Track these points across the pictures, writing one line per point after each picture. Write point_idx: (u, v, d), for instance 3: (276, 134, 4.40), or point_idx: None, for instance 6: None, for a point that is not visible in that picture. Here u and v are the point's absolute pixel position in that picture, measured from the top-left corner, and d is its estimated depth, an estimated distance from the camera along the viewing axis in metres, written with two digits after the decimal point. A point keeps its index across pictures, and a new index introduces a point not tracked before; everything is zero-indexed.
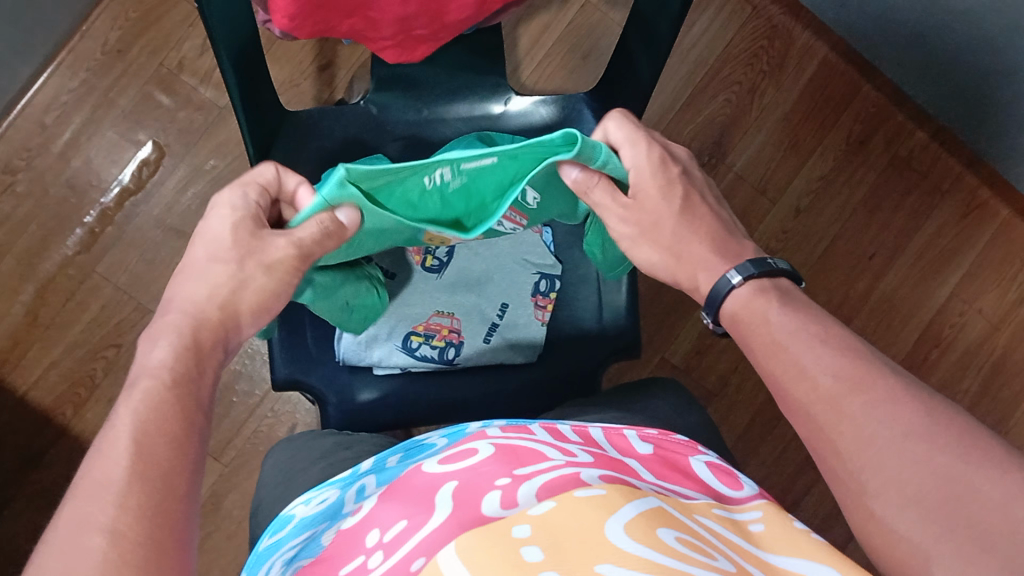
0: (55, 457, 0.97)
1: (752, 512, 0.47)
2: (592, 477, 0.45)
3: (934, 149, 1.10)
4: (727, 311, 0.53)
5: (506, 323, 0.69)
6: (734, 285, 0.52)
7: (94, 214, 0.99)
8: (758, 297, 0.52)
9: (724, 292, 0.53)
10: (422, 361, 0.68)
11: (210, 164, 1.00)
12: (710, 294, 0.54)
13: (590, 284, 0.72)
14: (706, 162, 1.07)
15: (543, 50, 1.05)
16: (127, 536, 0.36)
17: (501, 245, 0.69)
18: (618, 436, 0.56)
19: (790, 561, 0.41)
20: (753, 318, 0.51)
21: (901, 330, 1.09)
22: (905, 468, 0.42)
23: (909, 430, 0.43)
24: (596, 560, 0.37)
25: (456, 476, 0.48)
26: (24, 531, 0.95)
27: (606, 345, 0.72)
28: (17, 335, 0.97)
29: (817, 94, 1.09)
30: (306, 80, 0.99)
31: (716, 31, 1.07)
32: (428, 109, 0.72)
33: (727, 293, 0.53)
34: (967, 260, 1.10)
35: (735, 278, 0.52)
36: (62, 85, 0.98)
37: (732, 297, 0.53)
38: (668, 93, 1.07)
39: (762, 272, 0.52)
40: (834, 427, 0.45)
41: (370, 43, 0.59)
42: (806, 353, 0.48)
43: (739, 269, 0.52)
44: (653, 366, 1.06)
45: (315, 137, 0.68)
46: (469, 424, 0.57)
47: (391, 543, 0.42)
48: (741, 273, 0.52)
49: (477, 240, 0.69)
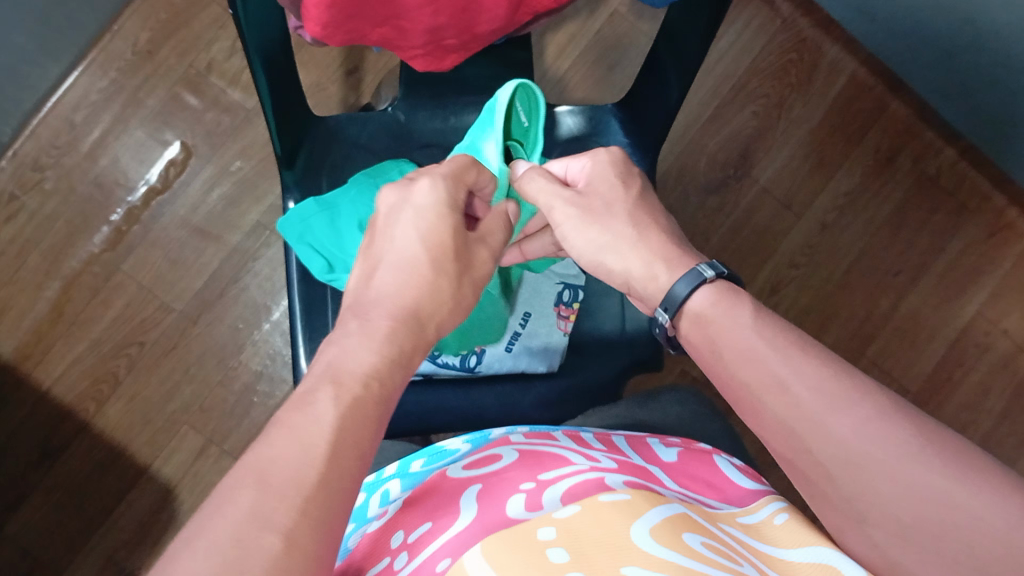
0: (74, 452, 0.97)
1: (772, 506, 0.47)
2: (616, 481, 0.45)
3: (961, 167, 1.09)
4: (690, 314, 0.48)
5: (528, 332, 0.69)
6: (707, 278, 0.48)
7: (120, 212, 0.99)
8: (723, 298, 0.47)
9: (686, 288, 0.48)
10: (444, 368, 0.67)
11: (236, 166, 1.01)
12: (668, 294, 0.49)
13: (613, 297, 0.72)
14: (732, 175, 1.07)
15: (570, 59, 1.05)
16: (299, 542, 0.32)
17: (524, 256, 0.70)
18: (641, 445, 0.57)
19: (800, 553, 0.41)
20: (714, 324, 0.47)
21: (926, 348, 1.08)
22: (893, 497, 0.39)
23: (901, 449, 0.39)
24: (622, 562, 0.37)
25: (481, 480, 0.48)
26: (41, 526, 0.96)
27: (628, 354, 0.72)
28: (41, 330, 0.98)
29: (845, 109, 1.08)
30: (333, 84, 1.00)
31: (743, 45, 1.07)
32: (455, 117, 0.72)
33: (695, 287, 0.48)
34: (994, 279, 1.09)
35: (702, 272, 0.48)
36: (90, 84, 0.99)
37: (694, 298, 0.48)
38: (694, 106, 1.06)
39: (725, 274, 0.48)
40: (816, 441, 0.41)
41: (400, 51, 0.59)
42: (778, 365, 0.43)
43: (712, 264, 0.48)
44: (674, 377, 1.06)
45: (343, 143, 0.68)
46: (493, 429, 0.57)
47: (415, 544, 0.43)
48: (715, 267, 0.48)
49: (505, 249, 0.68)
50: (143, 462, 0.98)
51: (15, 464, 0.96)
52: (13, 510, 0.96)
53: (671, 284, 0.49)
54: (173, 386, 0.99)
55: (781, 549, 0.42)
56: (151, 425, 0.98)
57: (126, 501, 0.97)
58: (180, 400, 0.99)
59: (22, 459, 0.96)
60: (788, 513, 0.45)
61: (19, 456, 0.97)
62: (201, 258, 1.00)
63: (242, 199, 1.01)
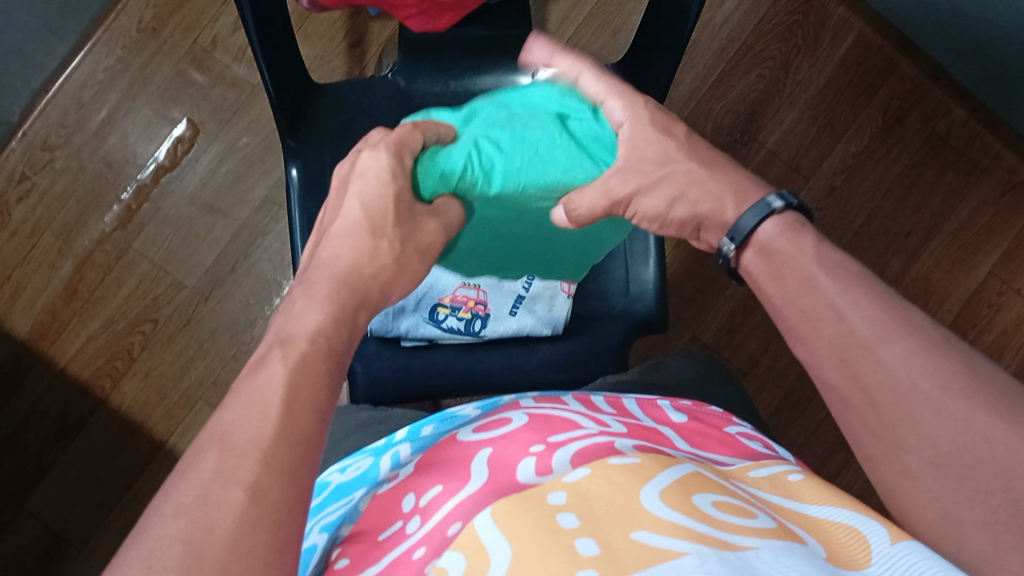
0: (94, 426, 1.00)
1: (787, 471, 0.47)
2: (625, 445, 0.46)
3: (972, 126, 1.08)
4: (759, 239, 0.53)
5: (532, 294, 0.70)
6: (775, 208, 0.52)
7: (130, 189, 1.00)
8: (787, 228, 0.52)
9: (753, 220, 0.53)
10: (449, 332, 0.69)
11: (243, 141, 1.01)
12: (736, 226, 0.54)
13: (618, 259, 0.71)
14: (738, 139, 1.06)
15: (574, 26, 1.05)
16: (248, 478, 0.33)
17: None
18: (652, 405, 0.57)
19: (826, 509, 0.41)
20: (792, 244, 0.51)
21: (939, 308, 1.07)
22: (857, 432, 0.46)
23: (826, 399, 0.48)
24: (631, 528, 0.37)
25: (490, 444, 0.48)
26: (63, 500, 0.98)
27: (629, 320, 0.71)
28: (56, 308, 0.99)
29: (853, 70, 1.07)
30: (337, 57, 1.00)
31: (749, 7, 1.06)
32: (456, 81, 0.71)
33: (767, 216, 0.53)
34: (1008, 239, 1.08)
35: (769, 203, 0.53)
36: (97, 63, 0.99)
37: (761, 229, 0.53)
38: (700, 69, 1.06)
39: (793, 205, 0.53)
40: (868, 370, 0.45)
41: (397, 13, 0.61)
42: (839, 293, 0.48)
43: (780, 195, 0.53)
44: (683, 343, 1.06)
45: (343, 109, 0.68)
46: (503, 397, 0.59)
47: (427, 507, 0.43)
48: (781, 199, 0.53)
49: None
50: (160, 437, 1.00)
51: (35, 440, 0.99)
52: (33, 485, 0.98)
53: (741, 214, 0.54)
54: (187, 361, 1.01)
55: (807, 505, 0.42)
56: (166, 400, 1.00)
57: (143, 474, 1.00)
58: (194, 374, 1.01)
59: (40, 436, 0.99)
60: (805, 471, 0.46)
61: (37, 432, 0.99)
62: (211, 235, 1.01)
63: (250, 173, 1.01)
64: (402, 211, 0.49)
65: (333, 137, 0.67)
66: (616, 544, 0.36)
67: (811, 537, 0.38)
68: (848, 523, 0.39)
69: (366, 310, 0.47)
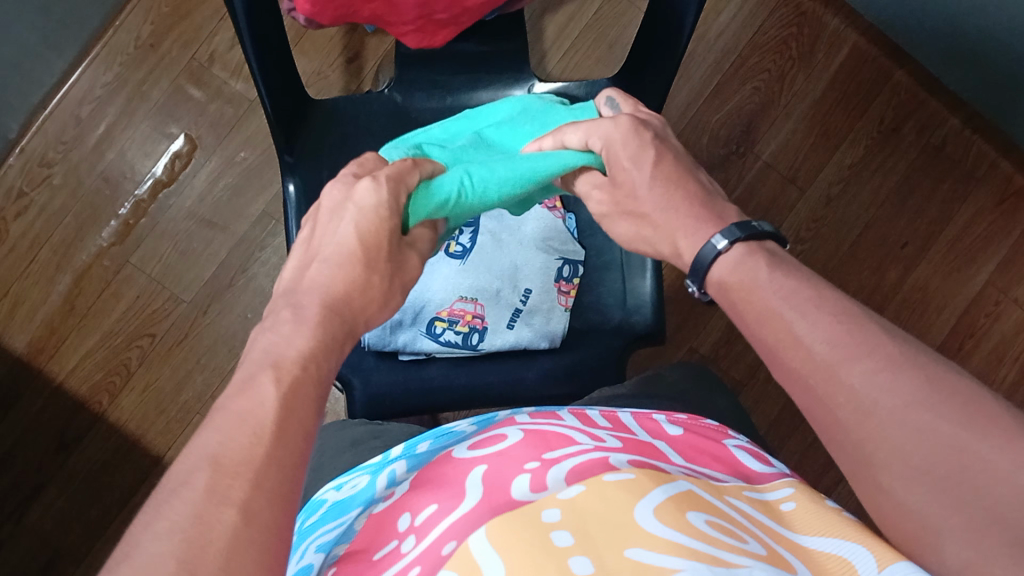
0: (92, 442, 0.99)
1: (782, 488, 0.48)
2: (620, 461, 0.46)
3: (968, 136, 1.08)
4: (714, 278, 0.51)
5: (529, 308, 0.69)
6: (718, 251, 0.50)
7: (128, 204, 1.01)
8: (747, 260, 0.48)
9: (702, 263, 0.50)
10: (446, 347, 0.68)
11: (240, 156, 1.01)
12: (694, 262, 0.51)
13: (614, 271, 0.72)
14: (734, 151, 1.07)
15: (570, 39, 1.05)
16: None
17: (513, 243, 0.70)
18: (648, 420, 0.57)
19: (819, 538, 0.41)
20: (744, 282, 0.48)
21: (936, 318, 1.08)
22: None
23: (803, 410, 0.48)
24: (626, 545, 0.37)
25: (486, 460, 0.48)
26: (60, 516, 0.98)
27: (626, 333, 0.71)
28: (55, 323, 0.99)
29: (848, 82, 1.08)
30: (334, 71, 1.00)
31: (744, 20, 1.06)
32: (452, 97, 0.71)
33: (713, 260, 0.50)
34: (1004, 248, 1.08)
35: (713, 246, 0.50)
36: (95, 78, 0.99)
37: (715, 267, 0.50)
38: (696, 81, 1.06)
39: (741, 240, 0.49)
40: None
41: (392, 29, 0.61)
42: None
43: (725, 233, 0.50)
44: (681, 354, 1.06)
45: (340, 124, 0.68)
46: (499, 412, 0.59)
47: (422, 526, 0.43)
48: (726, 238, 0.49)
49: (492, 241, 0.70)
50: (158, 452, 1.00)
51: (32, 456, 0.98)
52: (31, 501, 0.98)
53: (697, 251, 0.51)
54: (185, 376, 1.01)
55: (801, 536, 0.42)
56: (164, 415, 1.00)
57: (141, 489, 1.00)
58: (192, 389, 1.00)
59: (38, 452, 0.99)
60: (796, 499, 0.46)
61: (35, 448, 0.99)
62: (208, 249, 1.01)
63: (248, 188, 1.01)
64: (394, 245, 0.48)
65: (330, 152, 0.68)
66: (611, 563, 0.36)
67: (803, 570, 0.38)
68: (839, 551, 0.39)
69: (361, 324, 0.47)
